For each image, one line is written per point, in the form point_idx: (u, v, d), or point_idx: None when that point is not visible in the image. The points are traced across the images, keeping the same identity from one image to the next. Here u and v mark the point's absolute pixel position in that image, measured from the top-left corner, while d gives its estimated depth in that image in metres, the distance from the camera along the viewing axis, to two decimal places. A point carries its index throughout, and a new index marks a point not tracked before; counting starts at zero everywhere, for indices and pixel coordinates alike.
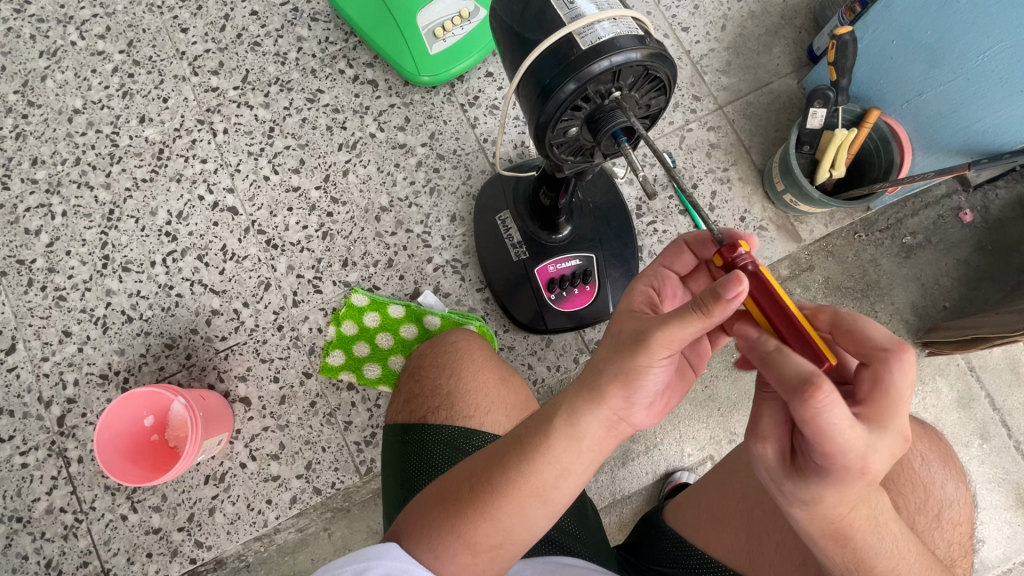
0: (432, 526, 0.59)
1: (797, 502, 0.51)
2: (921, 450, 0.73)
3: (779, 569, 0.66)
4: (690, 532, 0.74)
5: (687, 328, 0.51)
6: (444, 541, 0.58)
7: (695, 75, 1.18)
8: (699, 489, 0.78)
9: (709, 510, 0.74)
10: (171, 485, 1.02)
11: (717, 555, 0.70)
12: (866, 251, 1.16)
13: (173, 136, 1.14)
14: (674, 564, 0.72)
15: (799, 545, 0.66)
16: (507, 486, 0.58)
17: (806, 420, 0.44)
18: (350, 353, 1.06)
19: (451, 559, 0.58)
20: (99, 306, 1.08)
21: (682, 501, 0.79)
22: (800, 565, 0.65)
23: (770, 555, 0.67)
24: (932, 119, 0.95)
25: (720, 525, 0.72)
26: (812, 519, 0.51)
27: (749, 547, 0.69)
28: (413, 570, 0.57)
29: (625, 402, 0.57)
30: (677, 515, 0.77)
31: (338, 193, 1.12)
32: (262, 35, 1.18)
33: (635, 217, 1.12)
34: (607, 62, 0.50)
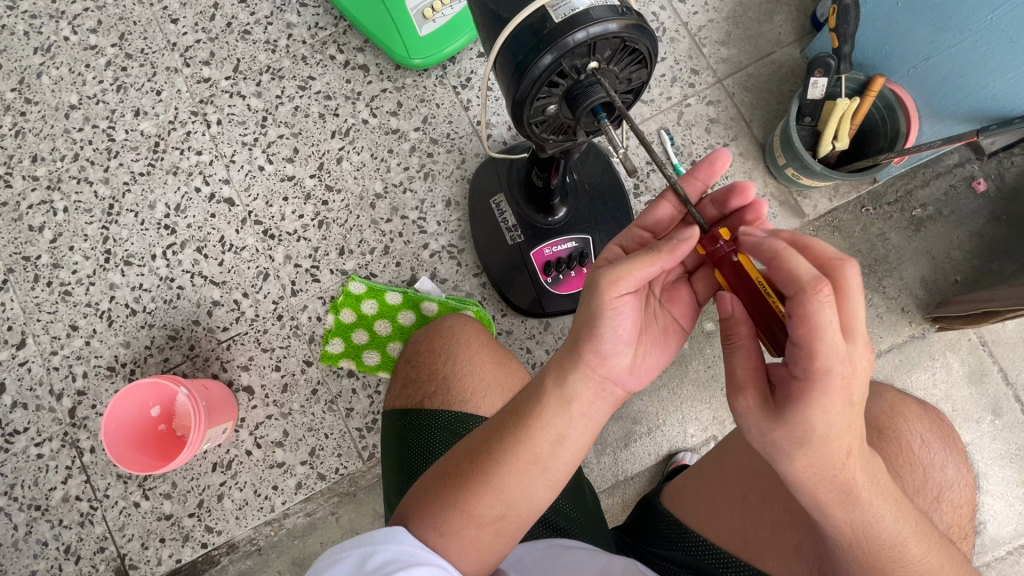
0: (435, 502, 0.59)
1: (793, 446, 0.50)
2: (921, 432, 0.72)
3: (774, 552, 0.65)
4: (687, 516, 0.73)
5: (643, 268, 0.55)
6: (446, 520, 0.58)
7: (693, 48, 1.14)
8: (695, 472, 0.77)
9: (705, 494, 0.73)
10: (180, 473, 1.05)
11: (716, 540, 0.68)
12: (874, 225, 1.13)
13: (168, 128, 1.15)
14: (671, 548, 0.71)
15: (792, 527, 0.65)
16: (503, 459, 0.59)
17: (802, 319, 0.47)
18: (349, 340, 1.07)
19: (457, 537, 0.58)
20: (103, 299, 1.10)
21: (680, 482, 0.78)
22: (796, 548, 0.64)
23: (766, 539, 0.66)
24: (939, 86, 0.91)
25: (717, 509, 0.71)
26: (811, 474, 0.51)
27: (745, 530, 0.68)
28: (419, 553, 0.55)
29: (609, 355, 0.59)
30: (674, 498, 0.76)
31: (333, 181, 1.12)
32: (251, 23, 1.17)
33: (632, 196, 1.11)
34: (583, 33, 0.49)
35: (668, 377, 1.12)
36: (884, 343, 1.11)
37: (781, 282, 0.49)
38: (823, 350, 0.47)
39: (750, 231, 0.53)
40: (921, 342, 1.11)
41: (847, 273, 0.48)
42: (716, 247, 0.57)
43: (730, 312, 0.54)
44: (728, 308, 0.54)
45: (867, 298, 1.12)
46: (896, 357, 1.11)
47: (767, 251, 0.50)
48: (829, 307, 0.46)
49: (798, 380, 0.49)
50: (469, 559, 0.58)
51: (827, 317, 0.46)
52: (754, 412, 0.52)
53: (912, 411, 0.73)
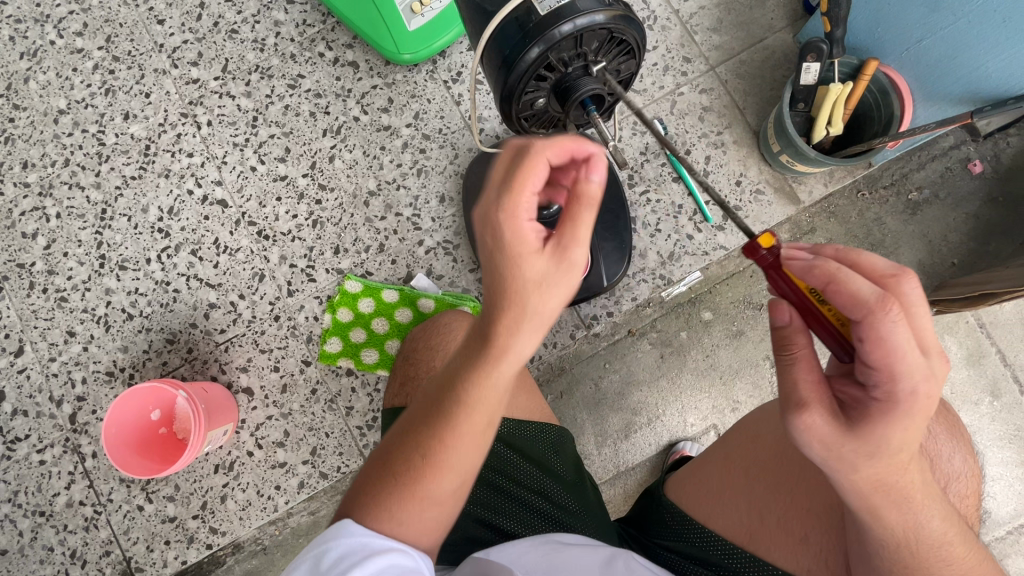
0: (384, 493, 0.56)
1: (863, 460, 0.50)
2: (929, 424, 0.71)
3: (780, 545, 0.65)
4: (691, 508, 0.72)
5: (517, 200, 0.49)
6: (399, 503, 0.55)
7: (685, 36, 1.13)
8: (700, 464, 0.76)
9: (710, 486, 0.72)
10: (183, 476, 1.05)
11: (722, 532, 0.68)
12: (870, 210, 1.13)
13: (158, 131, 1.14)
14: (675, 539, 0.71)
15: (800, 520, 0.66)
16: (446, 425, 0.55)
17: (878, 339, 0.47)
18: (348, 339, 1.07)
19: (424, 512, 0.56)
20: (100, 305, 1.10)
21: (684, 473, 0.77)
22: (801, 539, 0.65)
23: (772, 532, 0.66)
24: (931, 68, 0.91)
25: (722, 501, 0.70)
26: (871, 483, 0.51)
27: (751, 523, 0.67)
28: (370, 539, 0.54)
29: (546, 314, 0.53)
30: (679, 489, 0.76)
31: (326, 180, 1.11)
32: (239, 21, 1.16)
33: (626, 187, 1.11)
34: (570, 25, 0.48)
35: (667, 367, 1.12)
36: None
37: (840, 305, 0.49)
38: (904, 370, 0.47)
39: (795, 255, 0.51)
40: None
41: (908, 287, 0.48)
42: (760, 258, 0.53)
43: (788, 320, 0.53)
44: (785, 318, 0.53)
45: None
46: None
47: (820, 274, 0.49)
48: (901, 324, 0.46)
49: (878, 402, 0.49)
50: (428, 535, 0.57)
51: (905, 337, 0.46)
52: (821, 430, 0.50)
53: None
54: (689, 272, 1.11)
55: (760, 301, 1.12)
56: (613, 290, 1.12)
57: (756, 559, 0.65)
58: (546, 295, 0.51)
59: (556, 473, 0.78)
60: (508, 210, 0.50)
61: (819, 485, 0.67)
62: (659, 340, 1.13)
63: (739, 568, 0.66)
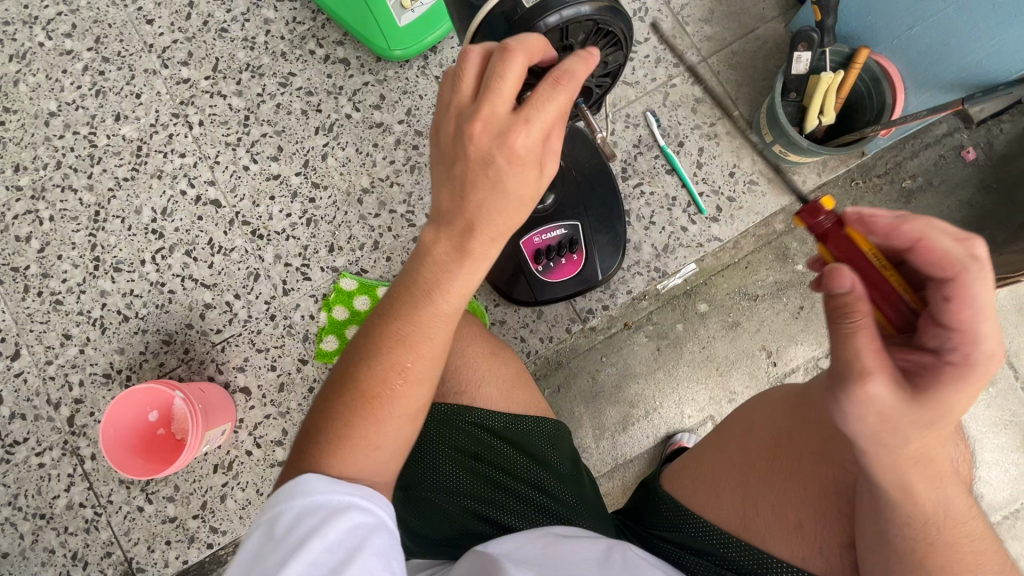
0: (342, 413, 0.56)
1: (924, 427, 0.48)
2: None
3: (777, 533, 0.65)
4: (688, 497, 0.72)
5: (548, 107, 0.49)
6: (371, 428, 0.56)
7: (677, 27, 1.13)
8: (698, 453, 0.76)
9: (708, 474, 0.72)
10: (182, 476, 1.06)
11: (719, 522, 0.68)
12: (864, 199, 1.13)
13: (150, 132, 1.14)
14: (672, 530, 0.71)
15: (795, 507, 0.66)
16: (419, 340, 0.57)
17: (969, 294, 0.46)
18: (344, 337, 1.07)
19: (396, 436, 0.57)
20: (95, 307, 1.10)
21: (681, 463, 0.76)
22: (797, 527, 0.65)
23: (768, 520, 0.66)
24: (922, 56, 0.91)
25: (719, 490, 0.70)
26: (913, 455, 0.50)
27: (747, 512, 0.67)
28: (325, 496, 0.52)
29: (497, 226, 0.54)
30: (676, 479, 0.75)
31: (319, 178, 1.11)
32: (228, 20, 1.15)
33: (620, 180, 1.11)
34: (556, 16, 0.48)
35: (663, 359, 1.13)
36: None
37: (927, 262, 0.48)
38: (988, 328, 0.47)
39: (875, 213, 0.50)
40: None
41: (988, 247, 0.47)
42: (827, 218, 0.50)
43: (852, 286, 0.47)
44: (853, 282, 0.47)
45: None
46: None
47: (914, 232, 0.48)
48: (988, 281, 0.47)
49: (953, 366, 0.47)
50: (385, 459, 0.57)
51: (988, 299, 0.47)
52: (885, 398, 0.47)
53: None
54: (684, 264, 1.11)
55: (755, 292, 1.13)
56: (608, 284, 1.12)
57: (753, 548, 0.66)
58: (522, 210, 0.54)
59: (553, 467, 0.78)
60: (534, 113, 0.49)
61: (816, 472, 0.66)
62: (655, 333, 1.13)
63: (735, 557, 0.66)
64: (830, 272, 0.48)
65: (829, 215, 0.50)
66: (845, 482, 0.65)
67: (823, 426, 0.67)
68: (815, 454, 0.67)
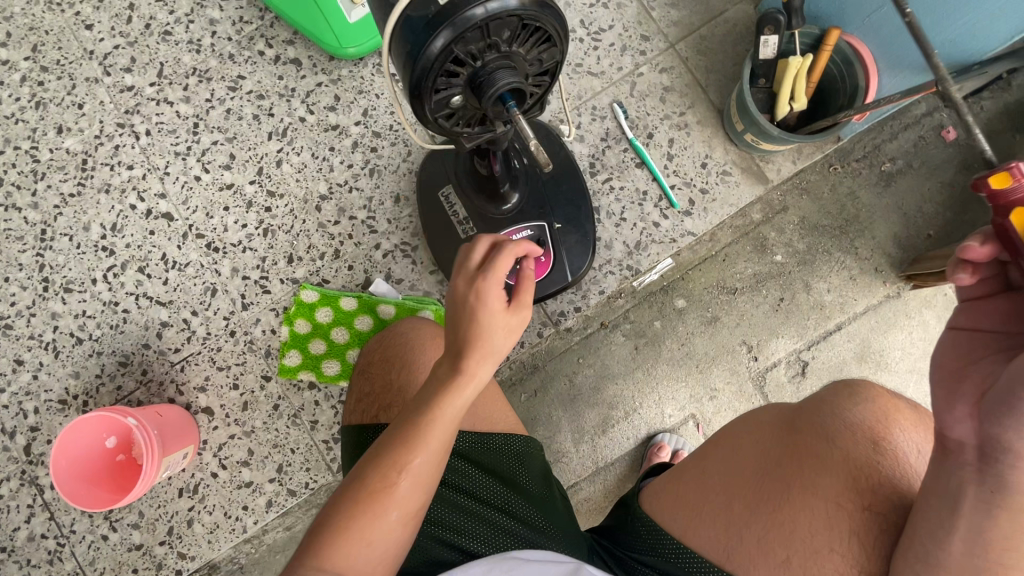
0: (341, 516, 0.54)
1: None
2: (915, 439, 0.64)
3: (760, 565, 0.60)
4: (671, 521, 0.67)
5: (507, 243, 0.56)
6: (366, 527, 0.54)
7: (642, 13, 1.08)
8: (681, 472, 0.70)
9: (690, 497, 0.67)
10: (146, 502, 1.02)
11: (700, 550, 0.63)
12: (843, 184, 1.09)
13: (95, 144, 1.08)
14: (653, 554, 0.66)
15: (781, 541, 0.61)
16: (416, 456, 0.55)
17: None
18: (306, 351, 1.02)
19: (389, 539, 0.55)
20: (47, 330, 1.05)
21: (663, 480, 0.72)
22: (782, 562, 0.60)
23: (752, 551, 0.61)
24: (897, 34, 0.86)
25: (701, 514, 0.65)
26: None
27: (730, 539, 0.62)
28: None
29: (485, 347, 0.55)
30: (660, 497, 0.70)
31: (274, 186, 1.06)
32: (172, 22, 1.10)
33: (589, 176, 1.06)
34: (481, 9, 0.43)
35: (642, 358, 1.09)
36: (859, 305, 1.08)
37: None
38: None
39: None
40: (897, 301, 1.08)
41: None
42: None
43: None
44: None
45: (839, 261, 1.08)
46: (872, 318, 1.08)
47: None
48: None
49: None
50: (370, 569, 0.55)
51: None
52: None
53: (908, 416, 0.65)
54: (658, 260, 1.07)
55: (733, 285, 1.08)
56: (580, 284, 1.08)
57: None
58: (506, 332, 0.55)
59: (521, 489, 0.75)
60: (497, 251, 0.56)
61: (806, 504, 0.61)
62: (632, 332, 1.09)
63: None
64: None
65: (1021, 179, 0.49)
66: (838, 516, 0.60)
67: (811, 455, 0.63)
68: (802, 486, 0.62)
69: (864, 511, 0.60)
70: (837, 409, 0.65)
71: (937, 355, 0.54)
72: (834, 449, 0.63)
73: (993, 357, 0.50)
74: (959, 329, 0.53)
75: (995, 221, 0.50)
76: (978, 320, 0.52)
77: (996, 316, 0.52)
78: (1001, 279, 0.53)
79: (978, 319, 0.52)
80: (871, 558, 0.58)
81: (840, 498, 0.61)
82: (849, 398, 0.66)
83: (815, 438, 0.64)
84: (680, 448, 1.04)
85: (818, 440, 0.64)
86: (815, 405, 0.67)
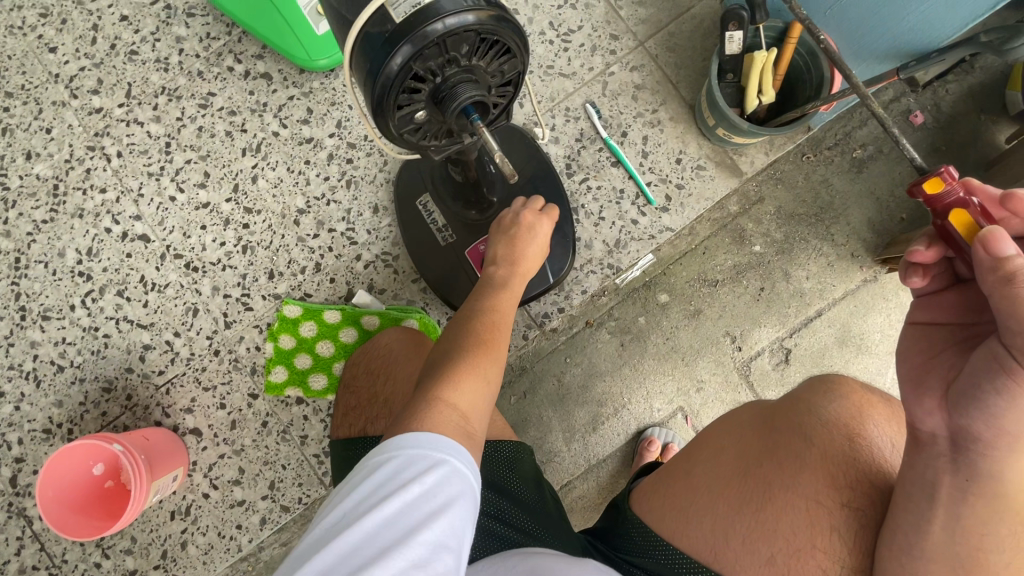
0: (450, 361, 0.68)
1: None
2: (888, 433, 0.65)
3: (745, 563, 0.61)
4: (659, 522, 0.67)
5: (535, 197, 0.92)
6: (473, 360, 0.68)
7: (610, 12, 1.09)
8: (666, 474, 0.71)
9: (676, 498, 0.68)
10: (138, 527, 1.01)
11: (688, 550, 0.64)
12: (816, 172, 1.11)
13: (65, 168, 1.07)
14: (642, 555, 0.67)
15: (766, 539, 0.62)
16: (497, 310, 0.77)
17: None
18: (293, 366, 1.02)
19: (490, 373, 0.68)
20: (27, 360, 1.04)
21: (651, 484, 0.72)
22: (767, 560, 0.61)
23: (737, 550, 0.62)
24: (857, 25, 0.88)
25: (687, 515, 0.66)
26: None
27: (715, 538, 0.63)
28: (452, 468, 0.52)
29: (531, 242, 0.86)
30: (647, 499, 0.71)
31: (251, 202, 1.06)
32: (137, 41, 1.08)
33: (565, 177, 1.07)
34: (440, 25, 0.44)
35: (628, 354, 1.10)
36: (837, 291, 1.10)
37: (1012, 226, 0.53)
38: None
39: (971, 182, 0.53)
40: (874, 285, 1.09)
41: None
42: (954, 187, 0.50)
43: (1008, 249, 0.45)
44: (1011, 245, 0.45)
45: (816, 248, 1.10)
46: (851, 303, 1.10)
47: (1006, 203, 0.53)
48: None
49: None
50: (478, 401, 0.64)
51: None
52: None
53: (881, 411, 0.67)
54: (639, 257, 1.08)
55: (714, 277, 1.10)
56: (562, 285, 1.09)
57: None
58: (543, 247, 0.87)
59: (513, 493, 0.75)
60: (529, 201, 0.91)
61: (788, 503, 0.62)
62: (617, 329, 1.10)
63: None
64: (989, 238, 0.46)
65: (953, 182, 0.50)
66: (818, 515, 0.61)
67: (790, 454, 0.64)
68: (784, 484, 0.63)
69: (843, 507, 0.61)
70: (813, 406, 0.67)
71: (902, 350, 0.56)
72: (811, 447, 0.64)
73: (952, 349, 0.52)
74: (916, 324, 0.56)
75: (936, 223, 0.52)
76: (933, 314, 0.55)
77: (948, 308, 0.54)
78: (951, 273, 0.56)
79: (933, 313, 0.55)
80: (852, 553, 0.60)
81: (821, 495, 0.62)
82: (823, 394, 0.68)
83: (793, 437, 0.65)
84: (670, 441, 1.05)
85: (796, 439, 0.65)
86: (792, 404, 0.68)
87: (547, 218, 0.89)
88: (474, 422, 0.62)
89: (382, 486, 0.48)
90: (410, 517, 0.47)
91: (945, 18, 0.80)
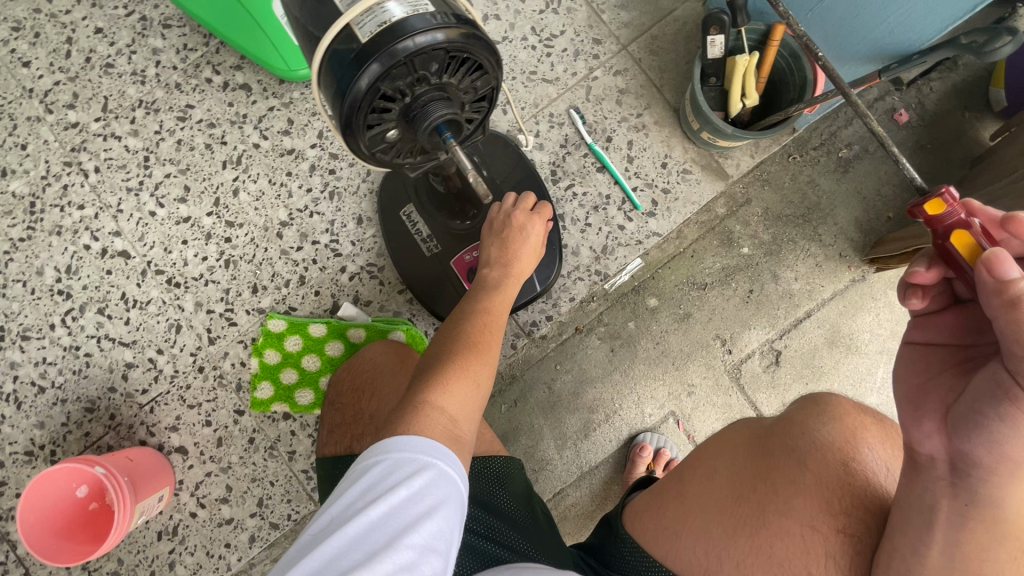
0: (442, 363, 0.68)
1: None
2: (884, 456, 0.64)
3: None
4: (655, 546, 0.67)
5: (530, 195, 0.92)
6: (465, 362, 0.68)
7: (592, 16, 1.08)
8: (661, 496, 0.71)
9: (670, 521, 0.67)
10: (125, 548, 1.00)
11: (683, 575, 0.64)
12: (802, 173, 1.10)
13: (42, 185, 1.05)
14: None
15: (760, 565, 0.61)
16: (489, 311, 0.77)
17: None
18: (278, 382, 1.01)
19: (481, 376, 0.68)
20: (7, 381, 1.02)
21: (646, 504, 0.72)
22: None
23: None
24: (837, 28, 0.88)
25: (681, 539, 0.65)
26: None
27: (709, 563, 0.63)
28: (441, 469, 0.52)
29: (524, 241, 0.86)
30: (643, 521, 0.70)
31: (233, 216, 1.04)
32: (112, 54, 1.06)
33: (551, 183, 1.06)
34: (410, 44, 0.43)
35: (618, 360, 1.09)
36: (826, 292, 1.09)
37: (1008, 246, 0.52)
38: None
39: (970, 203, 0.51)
40: (862, 284, 1.09)
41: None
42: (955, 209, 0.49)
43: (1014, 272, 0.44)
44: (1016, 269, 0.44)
45: (804, 249, 1.10)
46: (840, 303, 1.09)
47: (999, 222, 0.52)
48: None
49: None
50: (467, 403, 0.64)
51: None
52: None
53: (876, 433, 0.66)
54: (626, 262, 1.07)
55: (702, 281, 1.09)
56: (550, 292, 1.08)
57: None
58: (536, 247, 0.87)
59: (503, 510, 0.74)
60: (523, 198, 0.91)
61: (782, 528, 0.62)
62: (607, 335, 1.09)
63: None
64: (992, 261, 0.44)
65: (954, 203, 0.49)
66: (814, 540, 0.60)
67: (783, 477, 0.64)
68: (777, 508, 0.63)
69: (838, 534, 0.60)
70: (807, 428, 0.66)
71: (899, 372, 0.56)
72: (804, 470, 0.63)
73: (951, 371, 0.52)
74: (914, 344, 0.55)
75: (937, 244, 0.51)
76: (931, 335, 0.55)
77: (945, 329, 0.54)
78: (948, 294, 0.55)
79: (930, 333, 0.55)
80: None
81: (816, 520, 0.61)
82: (817, 416, 0.67)
83: (786, 460, 0.64)
84: (662, 446, 1.06)
85: (789, 462, 0.64)
86: (785, 426, 0.67)
87: (540, 218, 0.88)
88: (463, 426, 0.61)
89: (368, 492, 0.47)
90: (398, 519, 0.46)
91: (921, 22, 0.80)
